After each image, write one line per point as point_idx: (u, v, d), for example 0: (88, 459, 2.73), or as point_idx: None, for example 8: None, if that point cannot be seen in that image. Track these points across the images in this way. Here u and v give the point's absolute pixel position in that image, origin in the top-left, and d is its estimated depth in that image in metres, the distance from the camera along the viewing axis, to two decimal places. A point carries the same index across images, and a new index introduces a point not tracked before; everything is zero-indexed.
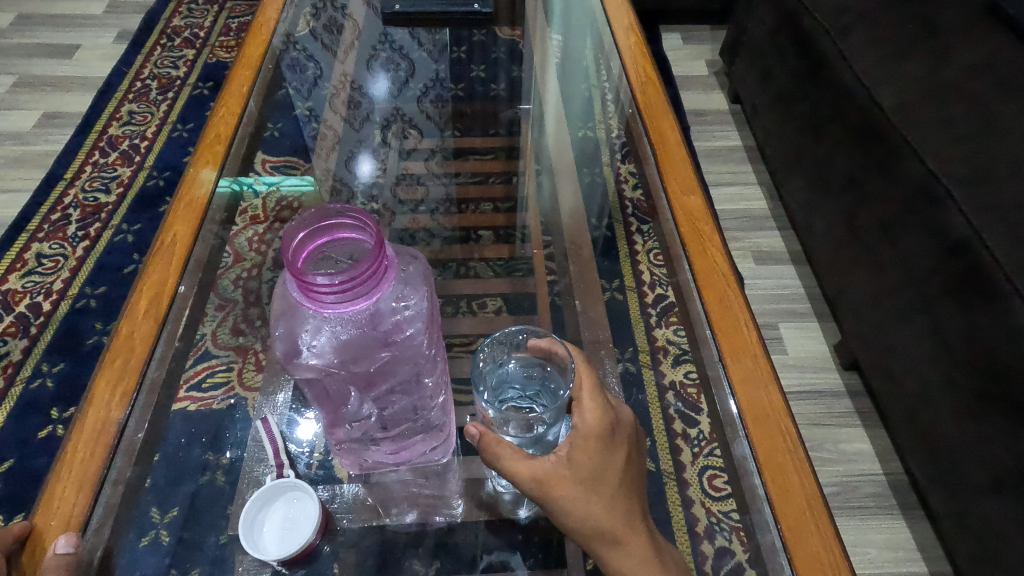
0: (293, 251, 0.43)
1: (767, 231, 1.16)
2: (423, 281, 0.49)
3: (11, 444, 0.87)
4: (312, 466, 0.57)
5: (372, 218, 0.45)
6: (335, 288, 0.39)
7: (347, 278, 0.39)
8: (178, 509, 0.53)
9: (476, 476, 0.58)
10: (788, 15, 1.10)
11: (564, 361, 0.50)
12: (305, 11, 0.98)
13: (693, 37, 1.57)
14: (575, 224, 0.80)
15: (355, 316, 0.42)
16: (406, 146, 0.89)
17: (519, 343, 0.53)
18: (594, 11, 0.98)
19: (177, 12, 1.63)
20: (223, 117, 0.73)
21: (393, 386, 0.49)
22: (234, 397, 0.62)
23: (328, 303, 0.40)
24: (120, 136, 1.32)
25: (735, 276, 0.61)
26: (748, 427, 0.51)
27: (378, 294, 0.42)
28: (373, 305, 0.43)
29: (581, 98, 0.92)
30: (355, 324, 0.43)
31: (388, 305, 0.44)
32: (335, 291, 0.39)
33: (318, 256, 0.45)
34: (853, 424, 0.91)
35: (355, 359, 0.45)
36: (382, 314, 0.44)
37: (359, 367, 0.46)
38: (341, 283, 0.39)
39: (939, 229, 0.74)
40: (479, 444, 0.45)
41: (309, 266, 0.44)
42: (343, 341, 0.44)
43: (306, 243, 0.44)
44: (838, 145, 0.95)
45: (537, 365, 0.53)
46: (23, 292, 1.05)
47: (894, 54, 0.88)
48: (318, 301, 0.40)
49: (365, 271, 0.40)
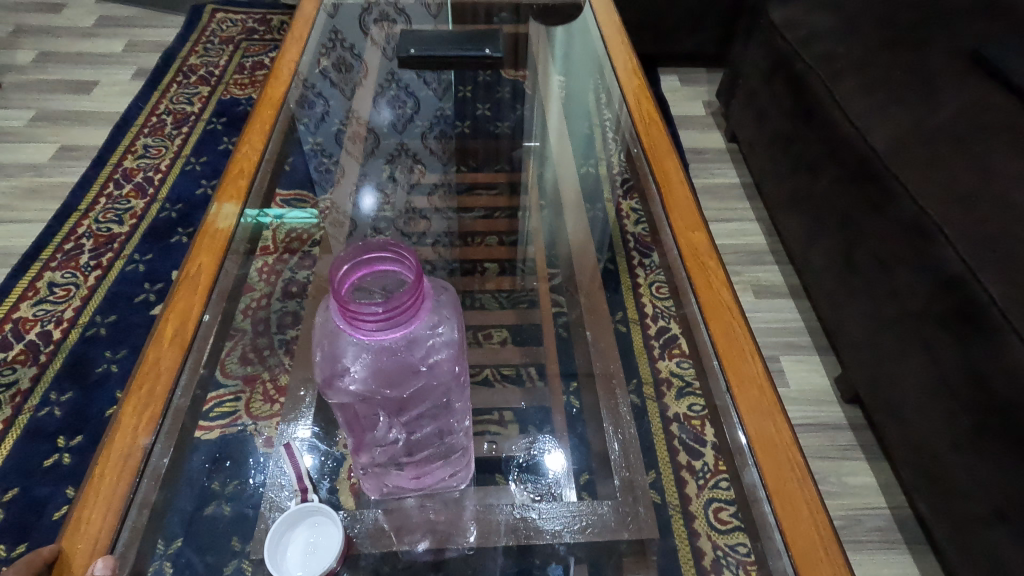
0: (339, 279, 0.46)
1: (766, 265, 1.19)
2: (453, 310, 0.53)
3: (16, 473, 0.87)
4: (334, 491, 0.58)
5: (409, 251, 0.47)
6: (376, 316, 0.41)
7: (390, 308, 0.41)
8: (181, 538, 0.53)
9: None
10: (781, 62, 1.15)
11: None
12: (318, 47, 1.01)
13: (690, 79, 1.63)
14: (580, 259, 0.84)
15: (393, 343, 0.45)
16: (411, 180, 0.94)
17: None
18: (595, 53, 1.01)
19: (194, 50, 1.69)
20: (247, 153, 0.75)
21: (423, 411, 0.53)
22: (240, 424, 0.62)
23: (366, 330, 0.42)
24: (135, 169, 1.35)
25: (738, 307, 0.62)
26: (758, 456, 0.51)
27: (413, 326, 0.44)
28: (410, 333, 0.45)
29: (583, 136, 0.96)
30: (391, 350, 0.46)
31: (424, 333, 0.46)
32: (379, 319, 0.41)
33: (356, 288, 0.47)
34: (856, 456, 0.92)
35: (390, 384, 0.48)
36: (418, 340, 0.46)
37: (394, 391, 0.49)
38: (385, 313, 0.41)
39: (933, 264, 0.76)
40: None
41: (349, 296, 0.46)
42: (381, 368, 0.47)
43: (350, 274, 0.47)
44: (832, 184, 0.99)
45: None
46: (35, 320, 1.06)
47: (882, 98, 0.92)
48: (360, 328, 0.42)
49: (406, 301, 0.42)
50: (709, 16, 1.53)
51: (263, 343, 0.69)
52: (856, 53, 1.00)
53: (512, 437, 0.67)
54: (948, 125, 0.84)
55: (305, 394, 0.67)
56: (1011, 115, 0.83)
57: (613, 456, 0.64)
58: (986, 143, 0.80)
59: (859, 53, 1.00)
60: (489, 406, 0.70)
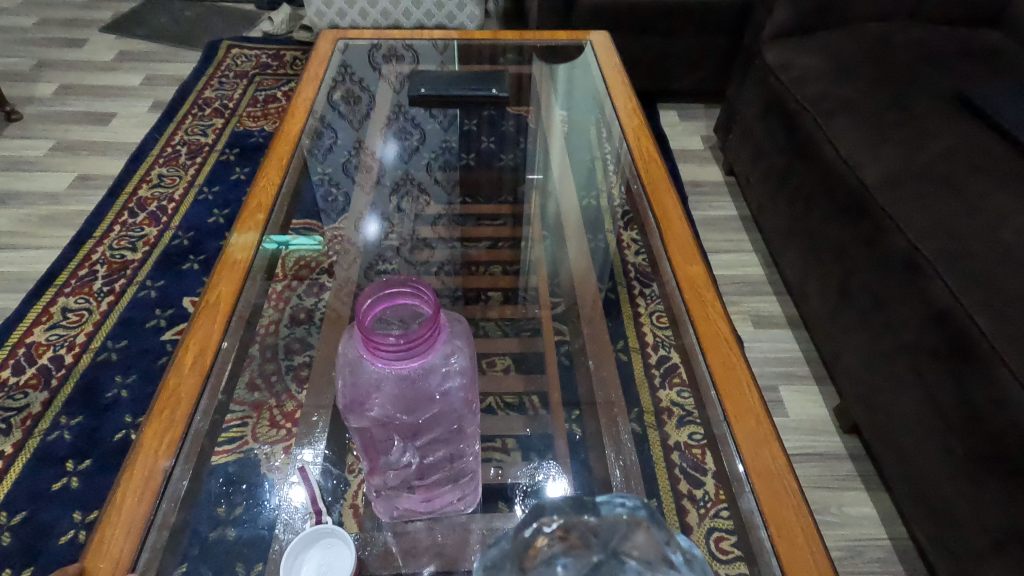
0: (362, 315, 0.48)
1: (765, 296, 1.21)
2: (466, 339, 0.55)
3: (24, 497, 0.88)
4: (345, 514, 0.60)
5: (427, 286, 0.50)
6: (395, 346, 0.44)
7: (409, 339, 0.44)
8: (186, 563, 0.52)
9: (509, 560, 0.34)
10: (774, 100, 1.20)
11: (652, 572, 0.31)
12: (330, 79, 1.04)
13: (689, 114, 1.69)
14: (581, 287, 0.88)
15: (411, 372, 0.48)
16: (417, 210, 0.98)
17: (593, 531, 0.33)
18: (595, 89, 1.06)
19: (209, 84, 1.75)
20: (264, 187, 0.78)
21: (437, 436, 0.57)
22: (248, 448, 0.64)
23: (386, 359, 0.45)
24: (149, 198, 1.39)
25: (735, 338, 0.64)
26: (754, 483, 0.52)
27: (430, 356, 0.47)
28: (426, 364, 0.48)
29: (586, 169, 1.00)
30: (409, 379, 0.49)
31: (439, 363, 0.49)
32: (400, 349, 0.44)
33: (376, 321, 0.50)
34: (855, 486, 0.93)
35: (410, 410, 0.52)
36: (433, 370, 0.49)
37: (412, 418, 0.53)
38: (405, 343, 0.44)
39: (924, 298, 0.79)
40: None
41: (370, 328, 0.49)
42: (401, 397, 0.51)
43: (371, 309, 0.49)
44: (827, 217, 1.02)
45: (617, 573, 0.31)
46: (47, 345, 1.08)
47: (873, 136, 0.96)
48: (381, 356, 0.45)
49: (424, 334, 0.45)
50: (705, 55, 1.59)
51: (272, 368, 0.70)
52: (846, 93, 1.04)
53: (516, 464, 0.69)
54: (935, 163, 0.88)
55: (318, 420, 0.72)
56: (994, 156, 0.87)
57: (614, 480, 0.66)
58: (971, 181, 0.84)
59: (848, 93, 1.04)
60: (494, 433, 0.72)
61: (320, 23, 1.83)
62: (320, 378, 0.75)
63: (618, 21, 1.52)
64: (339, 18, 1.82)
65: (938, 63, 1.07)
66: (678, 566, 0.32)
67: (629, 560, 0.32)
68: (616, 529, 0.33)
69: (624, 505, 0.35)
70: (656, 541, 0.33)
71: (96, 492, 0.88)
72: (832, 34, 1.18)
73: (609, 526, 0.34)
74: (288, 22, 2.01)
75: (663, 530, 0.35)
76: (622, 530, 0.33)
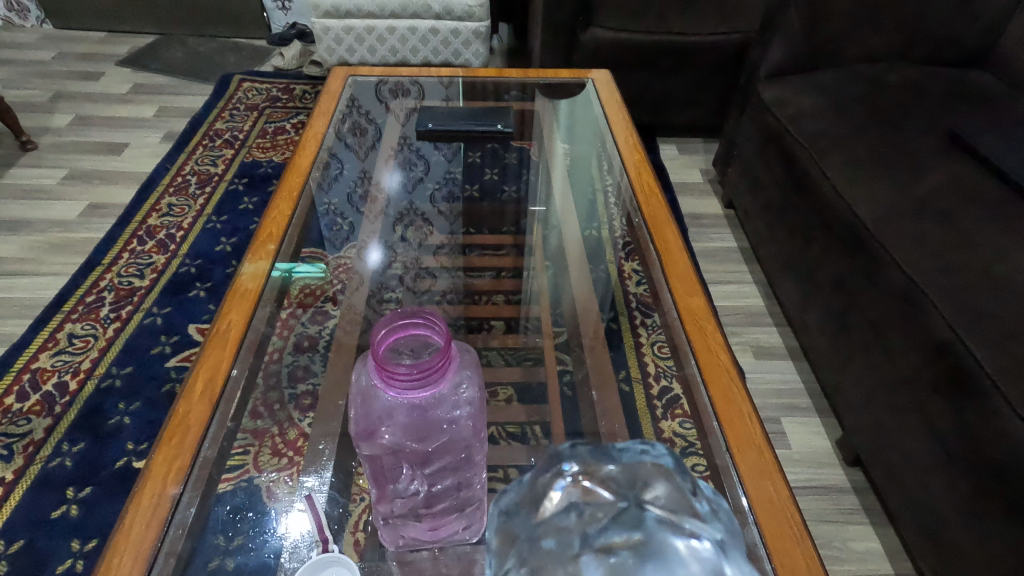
0: (378, 344, 0.50)
1: (765, 327, 1.22)
2: (474, 369, 0.57)
3: (23, 525, 0.87)
4: (357, 542, 0.62)
5: (440, 318, 0.52)
6: (408, 377, 0.46)
7: (422, 369, 0.46)
8: None
9: (530, 494, 0.38)
10: (771, 135, 1.23)
11: (669, 503, 0.34)
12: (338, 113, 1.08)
13: (687, 149, 1.73)
14: (583, 316, 0.90)
15: (421, 402, 0.49)
16: (421, 240, 1.01)
17: (615, 470, 0.37)
18: (596, 124, 1.09)
19: (220, 116, 1.80)
20: (276, 217, 0.80)
21: (445, 463, 0.57)
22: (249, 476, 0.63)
23: (398, 388, 0.47)
24: (158, 226, 1.41)
25: (735, 369, 0.65)
26: (758, 515, 0.52)
27: (440, 386, 0.49)
28: (436, 394, 0.49)
29: (587, 200, 1.02)
30: (420, 407, 0.50)
31: (448, 392, 0.51)
32: (413, 379, 0.46)
33: (391, 350, 0.51)
34: (861, 521, 0.92)
35: (421, 439, 0.53)
36: (443, 400, 0.51)
37: (421, 446, 0.54)
38: (417, 373, 0.46)
39: (923, 330, 0.80)
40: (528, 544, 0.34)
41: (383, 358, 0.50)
42: (412, 426, 0.52)
43: (386, 338, 0.51)
44: (825, 250, 1.04)
45: (637, 500, 0.34)
46: (53, 371, 1.09)
47: (867, 171, 0.98)
48: (392, 384, 0.47)
49: (436, 364, 0.47)
50: (703, 92, 1.64)
51: (274, 397, 0.70)
52: (839, 130, 1.07)
53: None
54: (929, 199, 0.90)
55: (324, 448, 0.73)
56: (986, 193, 0.89)
57: None
58: (966, 215, 0.86)
59: (842, 130, 1.07)
60: (498, 463, 0.71)
61: (329, 59, 1.89)
62: (326, 406, 0.75)
63: (619, 60, 1.57)
64: (348, 54, 1.88)
65: (930, 102, 1.10)
66: (702, 515, 0.34)
67: (651, 506, 0.34)
68: (639, 477, 0.36)
69: (646, 453, 0.39)
70: (679, 490, 0.36)
71: (96, 521, 0.88)
72: (826, 73, 1.22)
73: (632, 472, 0.37)
74: (299, 57, 2.08)
75: (687, 481, 0.38)
76: (643, 477, 0.36)
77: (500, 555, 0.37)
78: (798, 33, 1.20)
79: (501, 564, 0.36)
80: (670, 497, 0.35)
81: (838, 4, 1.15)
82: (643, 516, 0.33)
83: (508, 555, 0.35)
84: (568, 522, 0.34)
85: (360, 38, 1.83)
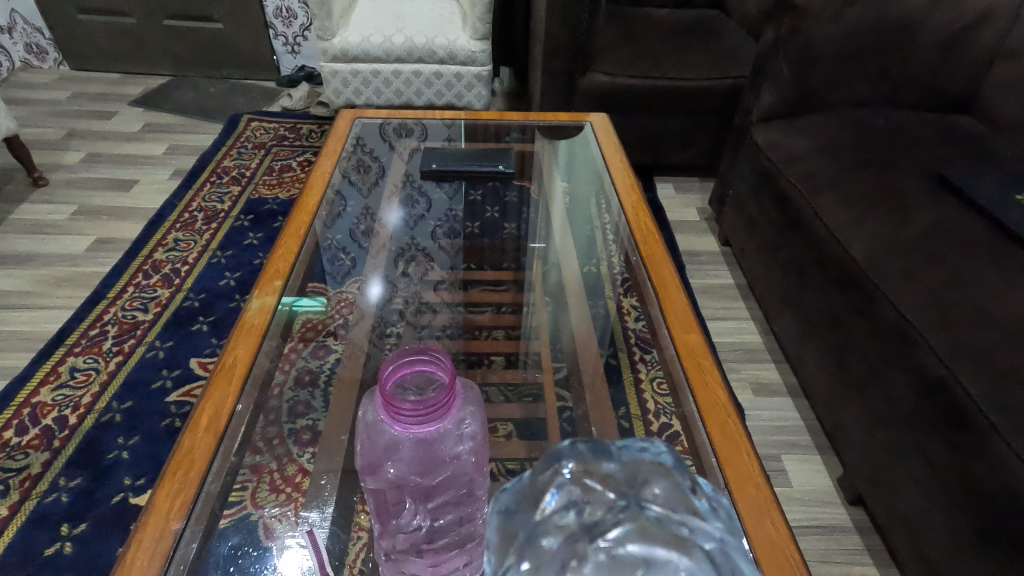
0: (384, 376, 0.52)
1: (764, 364, 1.23)
2: (476, 405, 0.57)
3: (15, 563, 0.86)
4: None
5: (444, 354, 0.53)
6: (414, 412, 0.47)
7: (427, 405, 0.47)
8: None
9: (531, 491, 0.39)
10: (766, 175, 1.26)
11: (669, 501, 0.35)
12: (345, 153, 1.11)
13: (684, 188, 1.77)
14: (583, 353, 0.91)
15: (426, 437, 0.50)
16: (424, 276, 1.03)
17: (614, 468, 0.38)
18: (595, 164, 1.12)
19: (228, 154, 1.85)
20: (282, 255, 0.82)
21: (449, 497, 0.57)
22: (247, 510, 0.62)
23: (403, 422, 0.48)
24: (164, 260, 1.44)
25: (734, 408, 0.65)
26: (757, 553, 0.52)
27: (445, 421, 0.50)
28: (440, 430, 0.50)
29: (586, 237, 1.05)
30: (425, 442, 0.51)
31: (451, 428, 0.51)
32: (418, 414, 0.47)
33: (397, 382, 0.52)
34: (864, 562, 0.91)
35: (424, 473, 0.54)
36: (447, 434, 0.52)
37: (425, 480, 0.54)
38: (422, 409, 0.47)
39: (917, 368, 0.81)
40: (530, 541, 0.35)
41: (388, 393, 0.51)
42: (417, 459, 0.53)
43: (393, 372, 0.52)
44: (820, 288, 1.05)
45: (639, 498, 0.35)
46: (53, 405, 1.09)
47: (858, 212, 1.01)
48: (398, 419, 0.48)
49: (441, 400, 0.48)
50: (698, 134, 1.69)
51: (274, 432, 0.70)
52: (831, 171, 1.11)
53: None
54: (920, 238, 0.92)
55: (326, 483, 0.74)
56: (974, 234, 0.91)
57: None
58: (955, 255, 0.88)
59: (832, 171, 1.10)
60: None
61: (336, 100, 1.96)
62: (327, 442, 0.76)
63: (616, 102, 1.62)
64: (354, 96, 1.94)
65: (917, 146, 1.14)
66: (701, 513, 0.35)
67: (650, 505, 0.34)
68: (638, 475, 0.37)
69: (646, 451, 0.40)
70: (679, 488, 0.36)
71: (90, 558, 0.87)
72: (816, 117, 1.26)
73: (631, 470, 0.37)
74: (306, 99, 2.15)
75: (686, 479, 0.38)
76: (642, 475, 0.37)
77: (501, 552, 0.37)
78: (787, 80, 1.25)
79: (504, 559, 0.37)
80: (670, 496, 0.35)
81: (825, 53, 1.21)
82: (642, 512, 0.34)
83: (510, 552, 0.36)
84: (569, 518, 0.35)
85: (366, 81, 1.90)
